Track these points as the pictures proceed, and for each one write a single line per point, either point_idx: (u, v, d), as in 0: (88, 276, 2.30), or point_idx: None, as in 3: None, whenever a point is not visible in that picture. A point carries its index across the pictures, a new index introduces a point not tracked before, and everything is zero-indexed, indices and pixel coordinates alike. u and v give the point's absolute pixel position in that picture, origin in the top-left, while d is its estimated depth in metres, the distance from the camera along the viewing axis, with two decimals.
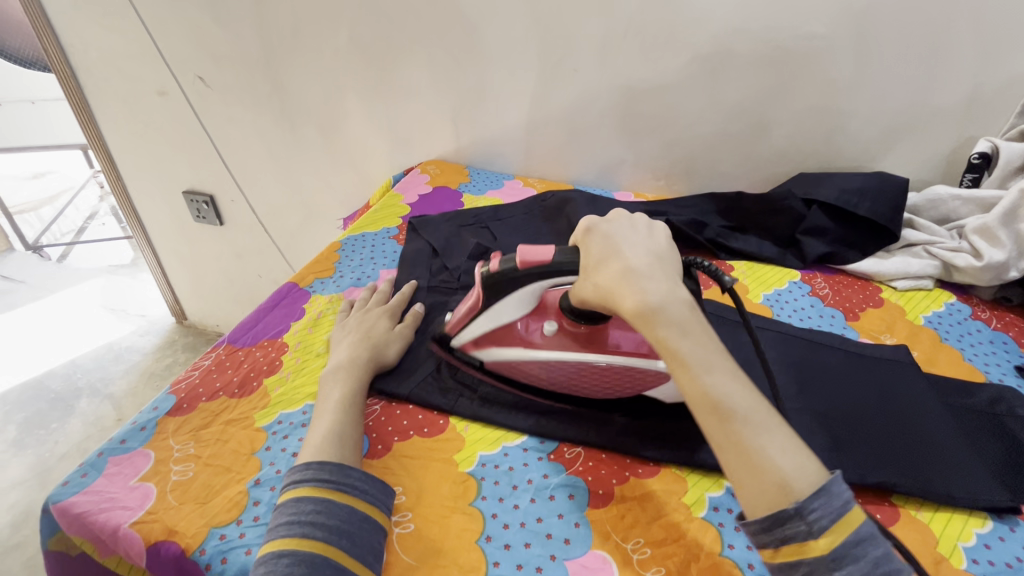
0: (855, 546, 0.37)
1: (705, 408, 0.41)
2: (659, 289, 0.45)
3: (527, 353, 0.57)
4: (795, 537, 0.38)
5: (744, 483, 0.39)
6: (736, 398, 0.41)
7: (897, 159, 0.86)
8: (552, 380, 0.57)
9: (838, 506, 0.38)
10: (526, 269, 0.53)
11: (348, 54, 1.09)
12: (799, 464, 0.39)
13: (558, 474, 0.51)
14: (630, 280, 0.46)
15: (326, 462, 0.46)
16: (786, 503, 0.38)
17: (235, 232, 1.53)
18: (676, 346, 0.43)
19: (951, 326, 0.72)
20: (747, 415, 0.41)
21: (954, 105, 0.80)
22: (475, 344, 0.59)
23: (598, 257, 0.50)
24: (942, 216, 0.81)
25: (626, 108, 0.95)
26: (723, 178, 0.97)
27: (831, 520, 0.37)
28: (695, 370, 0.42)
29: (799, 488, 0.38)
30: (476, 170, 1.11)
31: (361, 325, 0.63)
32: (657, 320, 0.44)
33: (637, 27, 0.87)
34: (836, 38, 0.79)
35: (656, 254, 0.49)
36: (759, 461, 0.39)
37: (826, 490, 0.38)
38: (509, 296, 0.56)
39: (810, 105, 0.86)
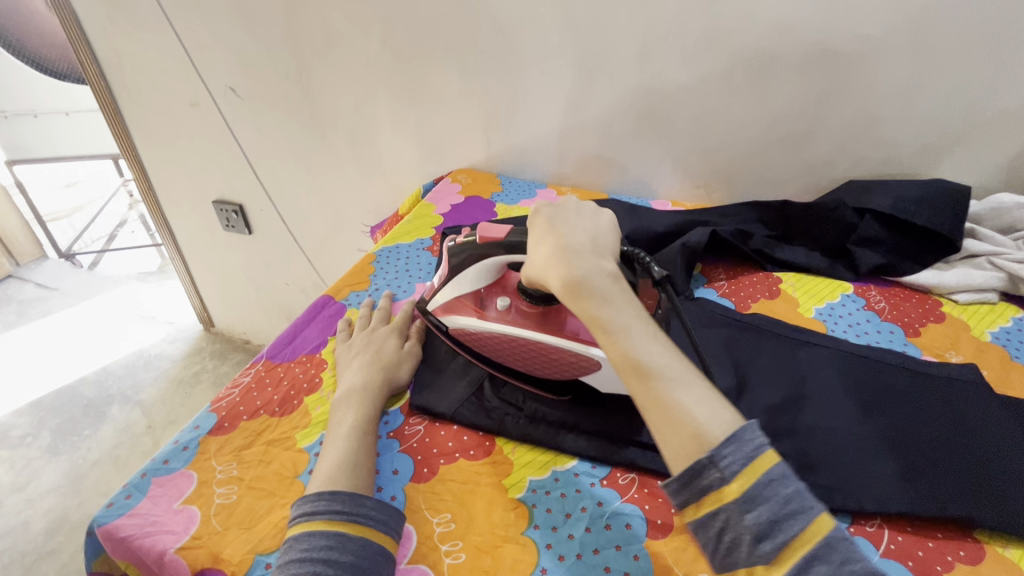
0: (766, 487, 0.37)
1: (627, 371, 0.43)
2: (585, 265, 0.48)
3: (479, 321, 0.59)
4: (712, 486, 0.38)
5: (663, 437, 0.40)
6: (654, 357, 0.43)
7: (954, 166, 0.82)
8: (501, 353, 0.58)
9: (749, 450, 0.37)
10: (485, 242, 0.60)
11: (379, 63, 1.08)
12: (714, 415, 0.40)
13: (613, 501, 0.49)
14: (566, 257, 0.49)
15: (338, 492, 0.45)
16: (699, 453, 0.38)
17: (264, 240, 1.54)
18: (598, 312, 0.45)
19: (1021, 342, 0.67)
20: (663, 371, 0.42)
21: (1019, 109, 0.76)
22: (442, 309, 0.63)
23: (537, 242, 0.53)
24: (1007, 226, 0.77)
25: (663, 115, 0.93)
26: (765, 185, 0.94)
27: (742, 463, 0.37)
28: (615, 334, 0.44)
29: (711, 436, 0.39)
30: (507, 178, 1.10)
31: (369, 344, 0.61)
32: (581, 292, 0.46)
33: (678, 31, 0.84)
34: (890, 40, 0.76)
35: (593, 235, 0.52)
36: (675, 414, 0.40)
37: (735, 437, 0.38)
38: (469, 269, 0.61)
39: (861, 110, 0.82)
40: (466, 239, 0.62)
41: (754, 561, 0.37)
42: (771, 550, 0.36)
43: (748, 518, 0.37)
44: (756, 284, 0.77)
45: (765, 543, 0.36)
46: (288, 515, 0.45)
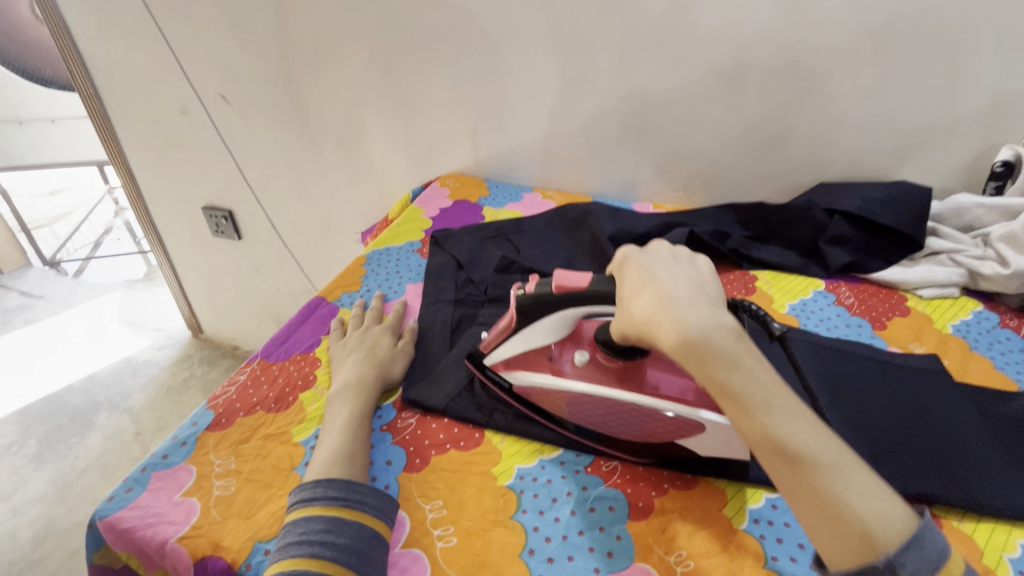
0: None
1: (768, 450, 0.40)
2: (702, 318, 0.44)
3: (556, 379, 0.56)
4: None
5: (821, 532, 0.38)
6: (805, 439, 0.40)
7: (918, 168, 0.86)
8: (579, 413, 0.55)
9: (929, 559, 0.36)
10: (563, 292, 0.55)
11: (368, 70, 1.11)
12: (885, 511, 0.37)
13: (596, 486, 0.51)
14: (671, 310, 0.45)
15: (333, 479, 0.47)
16: (874, 555, 0.36)
17: (253, 245, 1.55)
18: (727, 381, 0.42)
19: (980, 334, 0.71)
20: (816, 455, 0.39)
21: (975, 115, 0.80)
22: (506, 365, 0.58)
23: (636, 294, 0.49)
24: (967, 224, 0.81)
25: (644, 120, 0.96)
26: (742, 188, 0.97)
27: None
28: (753, 407, 0.41)
29: (885, 539, 0.36)
30: (495, 183, 1.13)
31: (363, 343, 0.63)
32: (704, 353, 0.42)
33: (657, 41, 0.88)
34: (855, 50, 0.80)
35: (698, 284, 0.47)
36: (836, 508, 0.38)
37: (917, 544, 0.36)
38: (544, 320, 0.57)
39: (830, 116, 0.86)
40: (538, 290, 0.56)
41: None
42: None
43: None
44: (733, 281, 0.80)
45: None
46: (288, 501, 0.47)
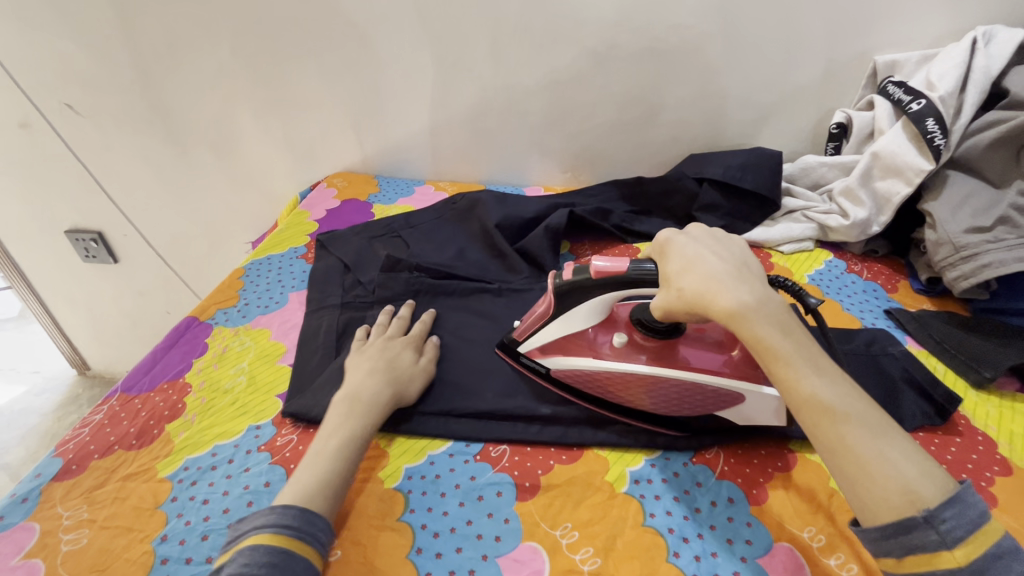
0: (995, 560, 0.37)
1: (814, 408, 0.43)
2: (752, 292, 0.48)
3: (598, 363, 0.56)
4: (928, 547, 0.38)
5: (861, 487, 0.40)
6: (844, 400, 0.43)
7: (772, 135, 0.94)
8: (623, 394, 0.56)
9: (971, 516, 0.38)
10: (602, 278, 0.54)
11: (232, 68, 1.03)
12: (923, 469, 0.40)
13: (484, 473, 0.52)
14: (720, 286, 0.48)
15: (289, 507, 0.44)
16: (911, 510, 0.38)
17: (133, 267, 1.41)
18: (778, 346, 0.45)
19: (831, 281, 0.79)
20: (857, 416, 0.42)
21: (813, 82, 0.88)
22: (543, 352, 0.59)
23: (679, 270, 0.51)
24: (814, 183, 0.88)
25: (523, 105, 0.97)
26: (624, 166, 1.02)
27: (968, 530, 0.37)
28: (802, 370, 0.44)
29: (923, 492, 0.39)
30: (385, 179, 1.11)
31: (383, 354, 0.59)
32: (752, 324, 0.46)
33: (524, 26, 0.89)
34: (705, 27, 0.85)
35: (742, 264, 0.51)
36: (879, 464, 0.40)
37: (958, 500, 0.38)
38: (583, 303, 0.57)
39: (692, 90, 0.91)
40: (575, 276, 0.56)
41: None
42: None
43: None
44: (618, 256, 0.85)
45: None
46: (235, 530, 0.43)
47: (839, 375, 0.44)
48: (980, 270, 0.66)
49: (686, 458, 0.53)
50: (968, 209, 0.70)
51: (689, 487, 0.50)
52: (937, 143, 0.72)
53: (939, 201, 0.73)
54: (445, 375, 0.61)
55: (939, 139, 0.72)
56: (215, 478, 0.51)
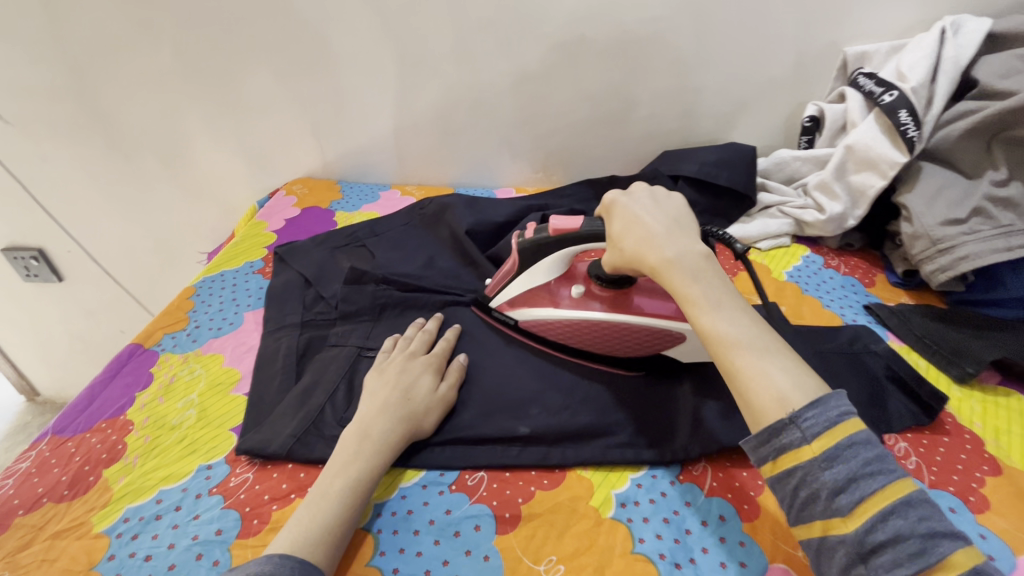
0: (847, 449, 0.37)
1: (714, 341, 0.44)
2: (676, 244, 0.49)
3: (557, 313, 0.61)
4: (792, 445, 0.39)
5: (746, 402, 0.41)
6: (743, 330, 0.44)
7: (744, 129, 0.92)
8: (580, 339, 0.60)
9: (832, 415, 0.38)
10: (557, 235, 0.58)
11: (177, 71, 0.96)
12: (799, 384, 0.41)
13: (460, 506, 0.48)
14: (649, 243, 0.50)
15: (287, 557, 0.40)
16: (780, 414, 0.39)
17: (81, 286, 1.32)
18: (687, 289, 0.46)
19: (809, 277, 0.78)
20: (750, 343, 0.43)
21: (784, 74, 0.86)
22: (510, 304, 0.64)
23: (622, 229, 0.52)
24: (788, 177, 0.86)
25: (491, 104, 0.93)
26: (597, 164, 0.99)
27: (824, 425, 0.38)
28: (706, 305, 0.46)
29: (793, 400, 0.40)
30: (348, 184, 1.05)
31: (400, 377, 0.54)
32: (670, 271, 0.48)
33: (489, 21, 0.84)
34: (674, 20, 0.82)
35: (676, 220, 0.51)
36: (761, 380, 0.41)
37: (820, 403, 0.39)
38: (543, 258, 0.61)
39: (664, 85, 0.89)
40: (536, 236, 0.60)
41: (831, 514, 0.37)
42: (848, 502, 0.36)
43: (827, 475, 0.37)
44: None
45: (842, 496, 0.36)
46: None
47: (743, 308, 0.46)
48: (958, 263, 0.66)
49: (674, 475, 0.51)
50: (943, 201, 0.69)
51: (678, 508, 0.48)
52: (910, 135, 0.71)
53: (914, 193, 0.72)
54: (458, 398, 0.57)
55: (913, 130, 0.71)
56: (160, 529, 0.46)
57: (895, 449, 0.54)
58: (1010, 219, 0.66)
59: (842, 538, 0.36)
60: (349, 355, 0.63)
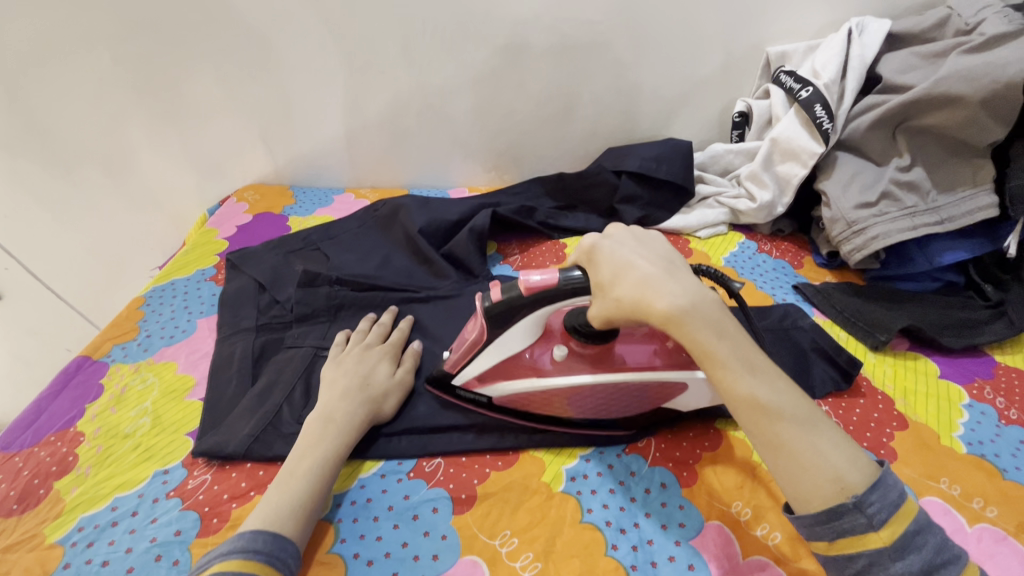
0: (914, 537, 0.39)
1: (750, 406, 0.43)
2: (685, 291, 0.46)
3: (543, 381, 0.53)
4: (855, 530, 0.39)
5: (798, 482, 0.41)
6: (779, 397, 0.43)
7: (682, 125, 0.98)
8: (573, 406, 0.54)
9: (892, 497, 0.40)
10: (532, 295, 0.50)
11: (116, 79, 0.93)
12: (849, 457, 0.41)
13: (418, 491, 0.50)
14: (655, 294, 0.46)
15: (258, 531, 0.42)
16: (843, 498, 0.39)
17: (19, 304, 1.26)
18: (712, 347, 0.45)
19: (744, 262, 0.83)
20: (790, 413, 0.42)
21: (715, 73, 0.92)
22: (481, 379, 0.54)
23: (615, 279, 0.48)
24: (723, 169, 0.92)
25: (440, 106, 0.96)
26: (546, 162, 1.03)
27: (890, 513, 0.39)
28: (737, 371, 0.44)
29: (852, 482, 0.40)
30: (300, 189, 1.05)
31: (359, 367, 0.56)
32: (692, 331, 0.45)
33: (434, 26, 0.87)
34: (611, 24, 0.87)
35: (670, 265, 0.48)
36: (813, 459, 0.41)
37: (880, 484, 0.40)
38: (517, 322, 0.52)
39: (604, 85, 0.93)
40: (505, 295, 0.51)
41: None
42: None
43: (896, 565, 0.38)
44: (546, 253, 0.85)
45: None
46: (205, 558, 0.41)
47: (772, 368, 0.45)
48: (871, 242, 0.73)
49: (620, 449, 0.54)
50: (856, 186, 0.76)
51: (624, 477, 0.51)
52: (824, 127, 0.77)
53: (831, 179, 0.78)
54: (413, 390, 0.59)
55: (827, 123, 0.77)
56: (116, 534, 0.46)
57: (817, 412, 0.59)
58: (913, 201, 0.73)
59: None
60: (306, 356, 0.64)
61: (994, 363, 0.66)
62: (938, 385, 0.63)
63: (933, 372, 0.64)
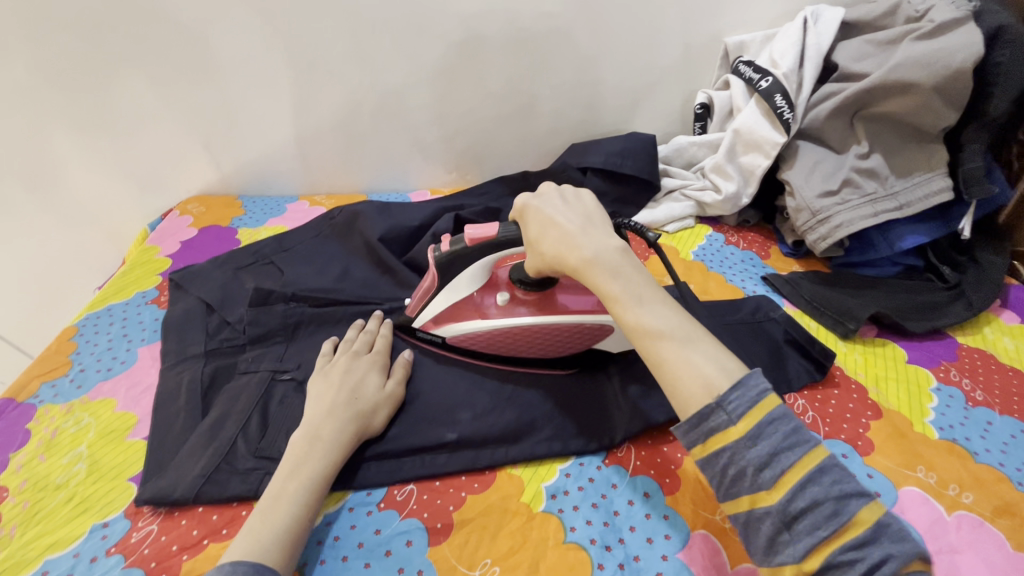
0: (767, 426, 0.38)
1: (640, 336, 0.44)
2: (592, 240, 0.48)
3: (488, 324, 0.57)
4: (719, 428, 0.39)
5: (674, 391, 0.42)
6: (664, 320, 0.44)
7: (644, 118, 0.96)
8: (514, 346, 0.58)
9: (753, 394, 0.39)
10: (476, 244, 0.55)
11: (35, 89, 0.85)
12: (721, 367, 0.41)
13: (390, 523, 0.47)
14: (568, 243, 0.48)
15: (238, 562, 0.38)
16: (707, 399, 0.40)
17: None
18: (608, 287, 0.46)
19: (713, 255, 0.83)
20: (674, 333, 0.43)
21: (675, 65, 0.91)
22: (435, 322, 0.59)
23: (539, 233, 0.51)
24: (687, 162, 0.91)
25: (395, 106, 0.91)
26: (509, 161, 0.99)
27: (747, 406, 0.38)
28: (627, 300, 0.45)
29: (718, 385, 0.40)
30: (250, 199, 0.99)
31: (345, 380, 0.52)
32: (593, 269, 0.47)
33: (383, 21, 0.82)
34: (567, 16, 0.84)
35: (588, 217, 0.50)
36: (687, 368, 0.41)
37: (740, 384, 0.40)
38: (465, 268, 0.57)
39: (564, 79, 0.91)
40: (454, 246, 0.56)
41: (757, 489, 0.37)
42: (771, 476, 0.37)
43: (750, 453, 0.37)
44: None
45: (765, 470, 0.37)
46: None
47: (661, 297, 0.46)
48: (835, 231, 0.73)
49: (600, 459, 0.52)
50: (818, 174, 0.76)
51: (607, 490, 0.49)
52: (785, 117, 0.77)
53: (794, 169, 0.78)
54: None
55: (787, 112, 0.77)
56: None
57: (793, 406, 0.59)
58: (873, 187, 0.74)
59: (768, 509, 0.37)
60: (262, 381, 0.59)
61: (956, 345, 0.67)
62: (907, 370, 0.63)
63: (901, 358, 0.65)
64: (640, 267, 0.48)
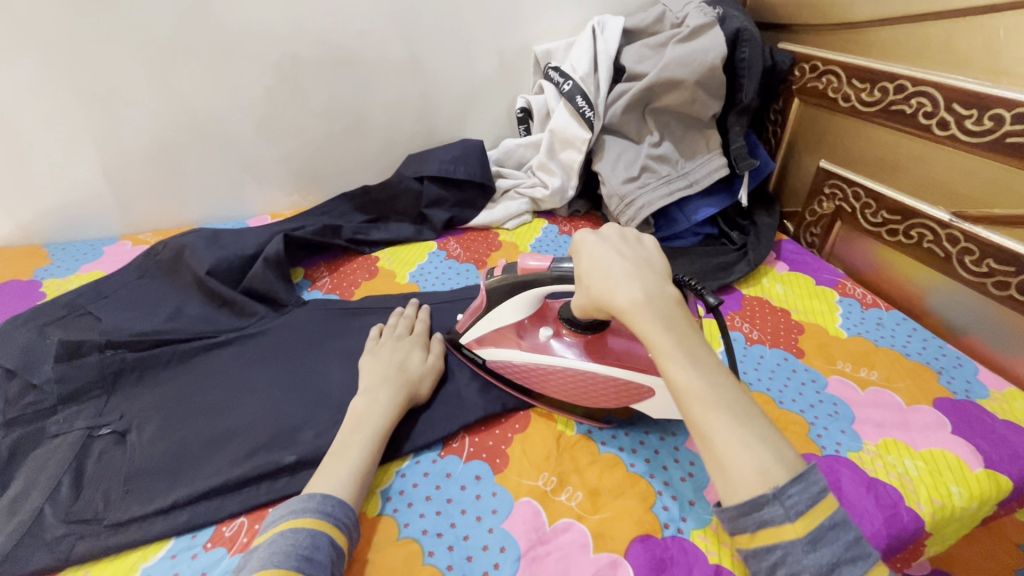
0: (828, 531, 0.37)
1: (688, 398, 0.41)
2: (644, 285, 0.45)
3: (526, 357, 0.56)
4: (774, 521, 0.37)
5: (721, 469, 0.39)
6: (719, 388, 0.41)
7: (477, 125, 1.01)
8: (549, 388, 0.56)
9: (814, 491, 0.37)
10: (526, 275, 0.54)
11: None
12: (777, 453, 0.38)
13: (219, 562, 0.46)
14: (620, 287, 0.45)
15: (328, 495, 0.44)
16: (765, 487, 0.37)
17: None
18: (659, 342, 0.42)
19: (549, 244, 0.90)
20: (730, 406, 0.40)
21: (495, 73, 0.97)
22: (479, 343, 0.59)
23: (590, 270, 0.48)
24: (517, 163, 0.98)
25: (214, 133, 0.87)
26: (351, 177, 0.99)
27: (808, 504, 0.37)
28: (681, 361, 0.42)
29: (776, 472, 0.38)
30: (59, 246, 0.89)
31: (394, 355, 0.58)
32: (644, 322, 0.43)
33: (184, 45, 0.79)
34: (381, 32, 0.87)
35: (646, 261, 0.47)
36: (743, 448, 0.38)
37: (802, 476, 0.37)
38: (514, 297, 0.56)
39: (390, 94, 0.92)
40: (503, 274, 0.55)
41: None
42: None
43: (808, 558, 0.36)
44: (357, 270, 0.83)
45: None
46: (269, 516, 0.43)
47: (716, 363, 0.42)
48: (640, 211, 0.83)
49: (435, 453, 0.54)
50: (622, 164, 0.86)
51: (441, 480, 0.52)
52: (587, 115, 0.86)
53: (603, 160, 0.88)
54: (210, 451, 0.53)
55: (588, 111, 0.86)
56: None
57: None
58: (666, 171, 0.85)
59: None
60: (75, 441, 0.54)
61: (741, 296, 0.79)
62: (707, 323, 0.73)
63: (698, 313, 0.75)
64: (694, 326, 0.45)
